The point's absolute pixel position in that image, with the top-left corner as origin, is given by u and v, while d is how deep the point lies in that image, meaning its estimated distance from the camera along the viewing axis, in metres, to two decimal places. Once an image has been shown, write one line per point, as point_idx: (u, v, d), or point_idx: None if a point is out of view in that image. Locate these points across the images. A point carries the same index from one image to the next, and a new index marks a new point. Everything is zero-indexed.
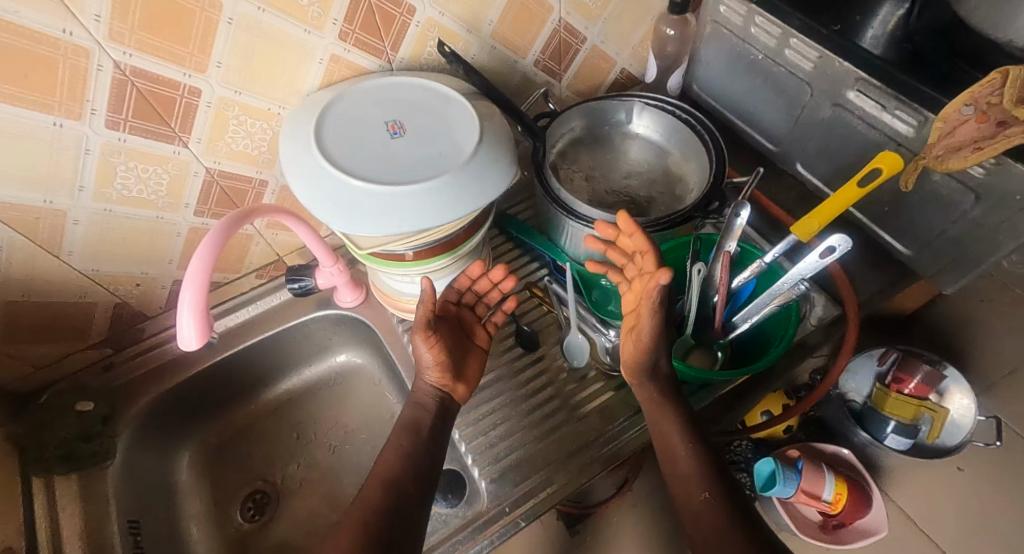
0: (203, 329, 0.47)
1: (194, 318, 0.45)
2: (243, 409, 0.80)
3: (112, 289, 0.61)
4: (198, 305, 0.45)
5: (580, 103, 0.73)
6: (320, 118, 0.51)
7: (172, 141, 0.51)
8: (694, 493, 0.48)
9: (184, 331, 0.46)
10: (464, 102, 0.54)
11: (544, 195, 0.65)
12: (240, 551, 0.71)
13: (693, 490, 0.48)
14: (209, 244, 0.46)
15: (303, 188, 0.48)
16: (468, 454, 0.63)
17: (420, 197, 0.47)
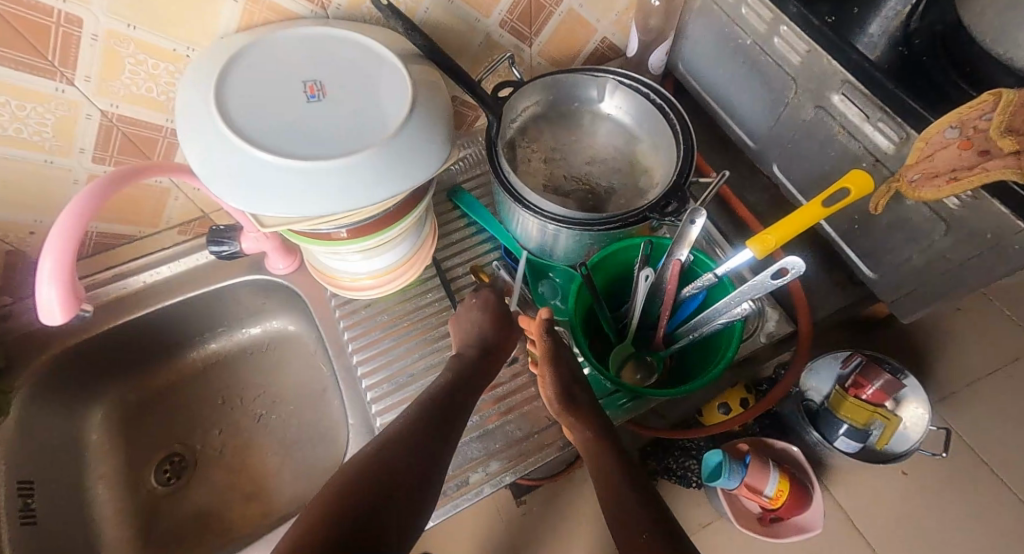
0: (68, 302, 0.41)
1: (53, 289, 0.40)
2: (165, 368, 0.76)
3: (0, 235, 0.55)
4: (60, 273, 0.40)
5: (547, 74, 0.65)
6: (224, 66, 0.43)
7: (52, 76, 0.44)
8: (633, 531, 0.37)
9: (42, 301, 0.41)
10: (398, 64, 0.47)
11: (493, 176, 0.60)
12: (151, 514, 0.69)
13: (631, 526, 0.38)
14: (79, 206, 0.40)
15: (195, 151, 0.41)
16: None
17: (327, 178, 0.41)
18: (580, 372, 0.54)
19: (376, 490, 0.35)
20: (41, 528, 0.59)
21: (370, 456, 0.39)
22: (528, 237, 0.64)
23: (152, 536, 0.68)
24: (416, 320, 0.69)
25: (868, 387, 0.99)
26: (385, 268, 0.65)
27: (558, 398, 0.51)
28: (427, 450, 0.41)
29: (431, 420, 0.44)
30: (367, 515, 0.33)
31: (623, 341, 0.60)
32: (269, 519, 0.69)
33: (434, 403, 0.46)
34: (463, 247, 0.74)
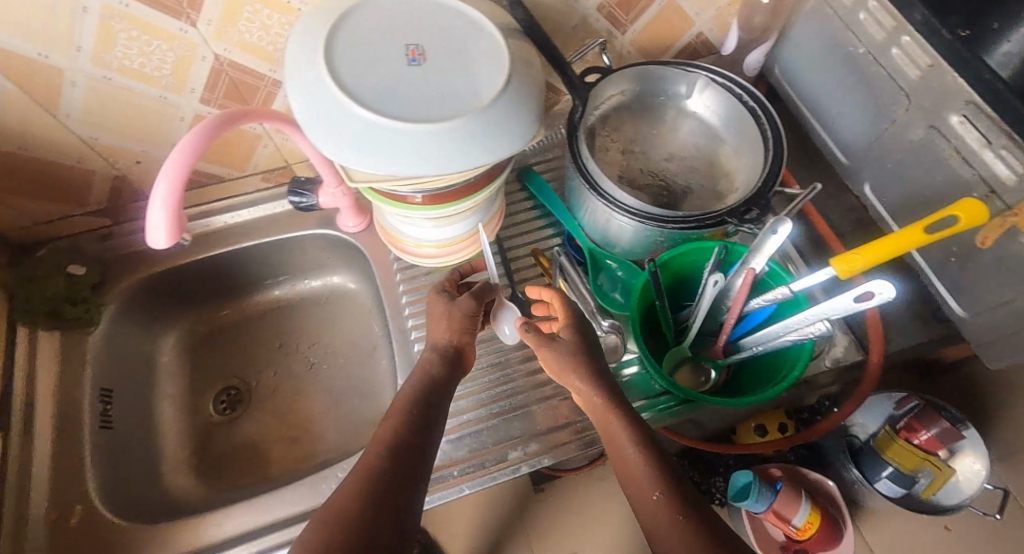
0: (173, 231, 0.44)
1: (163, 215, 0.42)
2: (232, 306, 0.81)
3: (112, 161, 0.60)
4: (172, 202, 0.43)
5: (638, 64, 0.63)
6: (334, 23, 0.45)
7: (179, 17, 0.47)
8: (646, 492, 0.37)
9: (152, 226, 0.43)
10: (497, 36, 0.47)
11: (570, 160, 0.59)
12: (206, 439, 0.74)
13: (642, 490, 0.37)
14: (185, 149, 0.42)
15: (301, 101, 0.44)
16: None
17: (416, 142, 0.42)
18: (592, 341, 0.50)
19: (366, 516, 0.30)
20: (114, 433, 0.64)
21: (358, 474, 0.34)
22: (598, 226, 0.63)
23: (206, 459, 0.72)
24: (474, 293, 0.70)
25: (922, 433, 0.91)
26: (454, 239, 0.66)
27: (564, 363, 0.47)
28: (415, 461, 0.37)
29: (420, 419, 0.41)
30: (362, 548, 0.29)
31: (680, 344, 0.58)
32: (311, 462, 0.73)
33: (414, 395, 0.43)
34: (526, 230, 0.74)
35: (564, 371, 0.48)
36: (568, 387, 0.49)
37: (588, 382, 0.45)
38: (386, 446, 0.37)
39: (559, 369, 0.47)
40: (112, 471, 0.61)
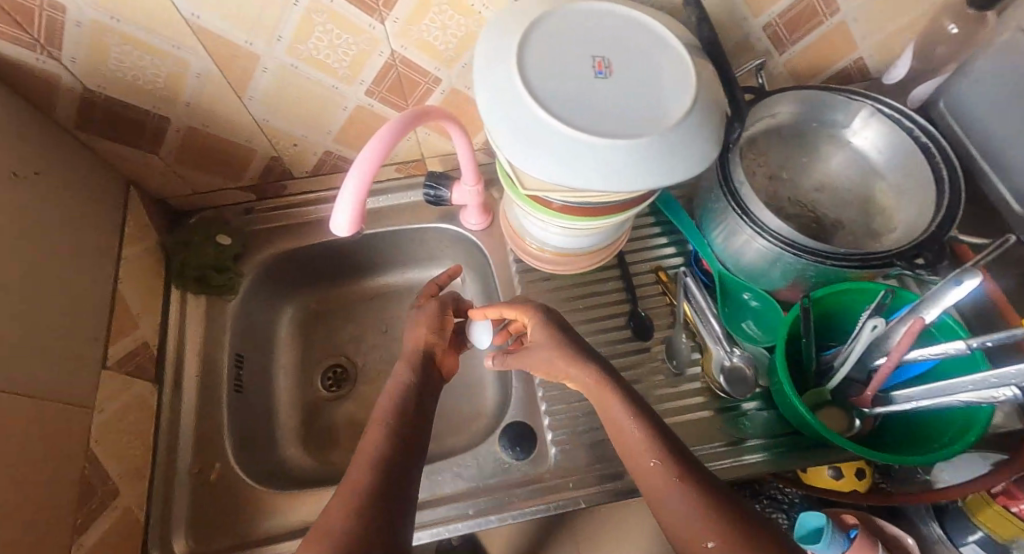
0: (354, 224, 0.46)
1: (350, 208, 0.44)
2: (345, 286, 0.83)
3: (273, 142, 0.63)
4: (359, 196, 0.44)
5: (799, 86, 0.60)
6: (527, 30, 0.45)
7: (371, 14, 0.48)
8: (643, 461, 0.42)
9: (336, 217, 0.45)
10: (685, 53, 0.46)
11: (720, 182, 0.57)
12: (312, 411, 0.76)
13: (641, 459, 0.42)
14: (381, 141, 0.44)
15: (489, 105, 0.44)
16: (547, 417, 0.62)
17: (602, 158, 0.42)
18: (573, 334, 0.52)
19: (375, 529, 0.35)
20: (244, 397, 0.68)
21: (351, 494, 0.38)
22: (738, 254, 0.61)
23: (314, 431, 0.74)
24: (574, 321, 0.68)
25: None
26: (584, 251, 0.66)
27: (547, 360, 0.51)
28: (401, 474, 0.41)
29: (396, 435, 0.45)
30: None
31: (820, 386, 0.55)
32: None
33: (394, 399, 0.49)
34: (646, 245, 0.72)
35: (552, 364, 0.51)
36: (565, 382, 0.51)
37: (578, 370, 0.48)
38: (381, 471, 0.40)
39: (545, 364, 0.51)
40: (243, 432, 0.65)
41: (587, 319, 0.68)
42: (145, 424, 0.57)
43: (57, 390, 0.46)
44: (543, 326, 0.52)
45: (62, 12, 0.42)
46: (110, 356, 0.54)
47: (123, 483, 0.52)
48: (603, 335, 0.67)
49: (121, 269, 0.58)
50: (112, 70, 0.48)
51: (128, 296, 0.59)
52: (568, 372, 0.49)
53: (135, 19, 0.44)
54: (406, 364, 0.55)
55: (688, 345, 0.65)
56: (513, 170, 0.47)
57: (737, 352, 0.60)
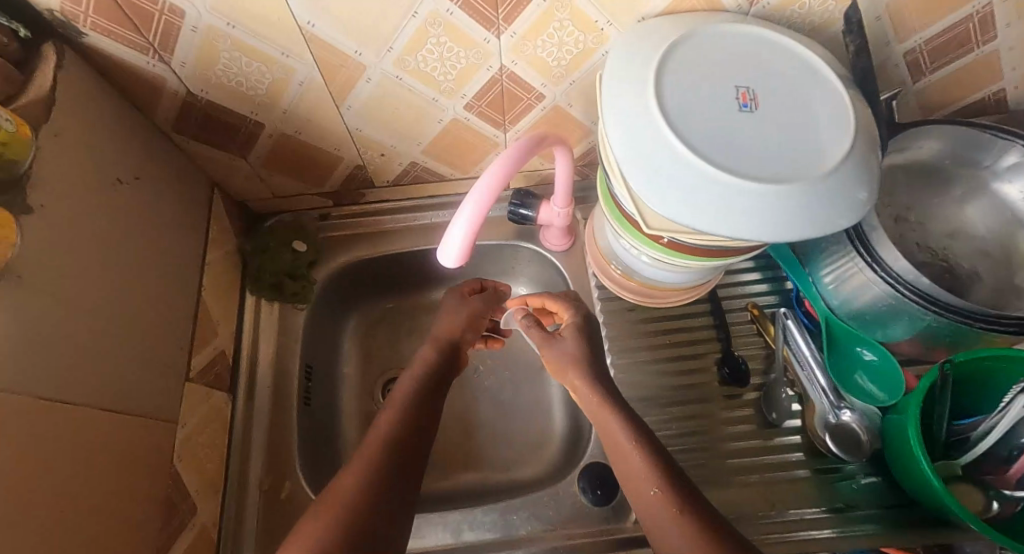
0: (465, 251, 0.44)
1: (464, 232, 0.43)
2: (409, 296, 0.78)
3: (361, 151, 0.61)
4: (475, 221, 0.43)
5: (942, 119, 0.52)
6: (664, 55, 0.41)
7: (488, 28, 0.45)
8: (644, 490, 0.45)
9: (447, 242, 0.44)
10: (841, 90, 0.41)
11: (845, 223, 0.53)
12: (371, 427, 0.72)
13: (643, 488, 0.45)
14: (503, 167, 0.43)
15: (617, 134, 0.40)
16: None
17: (749, 202, 0.37)
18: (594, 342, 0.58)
19: (381, 498, 0.41)
20: (313, 409, 0.66)
21: (362, 469, 0.42)
22: (855, 301, 0.56)
23: None
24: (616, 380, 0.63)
25: None
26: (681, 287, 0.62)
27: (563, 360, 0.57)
28: (418, 452, 0.47)
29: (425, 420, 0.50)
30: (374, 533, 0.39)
31: (950, 458, 0.50)
32: (473, 471, 0.70)
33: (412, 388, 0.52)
34: (739, 281, 0.68)
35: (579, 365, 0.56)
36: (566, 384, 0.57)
37: (587, 381, 0.54)
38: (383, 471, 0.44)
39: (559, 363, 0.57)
40: (312, 447, 0.63)
41: (630, 379, 0.63)
42: (221, 435, 0.56)
43: (148, 404, 0.45)
44: (573, 329, 0.59)
45: (180, 18, 0.40)
46: (194, 367, 0.53)
47: (201, 499, 0.51)
48: (648, 400, 0.62)
49: (205, 274, 0.57)
50: (218, 75, 0.47)
51: (210, 303, 0.58)
52: (578, 382, 0.54)
53: (251, 26, 0.42)
54: (431, 351, 0.58)
55: (786, 396, 0.60)
56: (635, 206, 0.43)
57: (848, 410, 0.56)
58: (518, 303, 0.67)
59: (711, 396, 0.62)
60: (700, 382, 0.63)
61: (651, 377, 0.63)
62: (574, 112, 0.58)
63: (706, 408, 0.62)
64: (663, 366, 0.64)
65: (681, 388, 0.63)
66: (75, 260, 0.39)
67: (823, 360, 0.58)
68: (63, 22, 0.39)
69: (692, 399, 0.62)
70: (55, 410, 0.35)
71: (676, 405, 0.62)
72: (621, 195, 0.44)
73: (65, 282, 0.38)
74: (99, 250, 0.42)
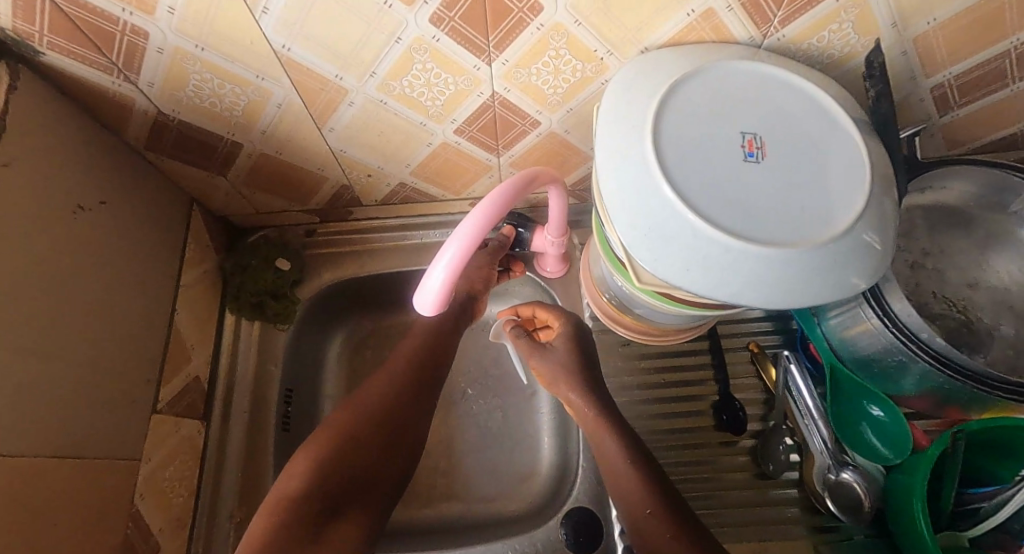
0: (440, 298, 0.45)
1: (439, 281, 0.43)
2: (397, 315, 0.75)
3: (347, 171, 0.58)
4: (452, 270, 0.43)
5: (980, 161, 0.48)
6: (664, 96, 0.37)
7: (479, 54, 0.42)
8: (639, 509, 0.46)
9: (423, 288, 0.44)
10: (857, 138, 0.37)
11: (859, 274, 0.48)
12: None
13: (636, 508, 0.46)
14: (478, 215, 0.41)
15: (608, 182, 0.37)
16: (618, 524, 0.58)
17: (751, 266, 0.33)
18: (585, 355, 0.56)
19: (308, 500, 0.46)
20: (292, 435, 0.64)
21: (302, 475, 0.47)
22: (860, 349, 0.51)
23: None
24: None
25: None
26: (678, 326, 0.59)
27: (552, 373, 0.56)
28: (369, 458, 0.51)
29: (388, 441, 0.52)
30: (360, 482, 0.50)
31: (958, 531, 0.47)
32: (458, 502, 0.67)
33: (381, 405, 0.53)
34: (741, 318, 0.64)
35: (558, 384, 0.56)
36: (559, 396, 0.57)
37: (580, 395, 0.53)
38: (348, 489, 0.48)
39: (551, 378, 0.56)
40: None
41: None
42: (190, 467, 0.54)
43: (105, 445, 0.43)
44: (563, 338, 0.57)
45: (144, 38, 0.38)
46: (162, 399, 0.51)
47: (165, 537, 0.49)
48: None
49: (178, 297, 0.55)
50: (189, 96, 0.44)
51: (185, 327, 0.55)
52: (572, 398, 0.54)
53: (219, 47, 0.39)
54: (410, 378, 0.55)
55: (784, 446, 0.58)
56: (626, 257, 0.39)
57: (848, 467, 0.54)
58: (508, 312, 0.65)
59: (704, 442, 0.60)
60: (691, 428, 0.61)
61: (640, 420, 0.61)
62: (572, 139, 0.54)
63: (697, 454, 0.60)
64: (657, 407, 0.62)
65: (672, 433, 0.61)
66: (23, 301, 0.37)
67: (826, 410, 0.56)
68: (17, 41, 0.37)
69: (683, 445, 0.60)
70: None
71: (666, 452, 0.60)
72: (613, 242, 0.41)
73: (11, 324, 0.35)
74: (51, 285, 0.39)
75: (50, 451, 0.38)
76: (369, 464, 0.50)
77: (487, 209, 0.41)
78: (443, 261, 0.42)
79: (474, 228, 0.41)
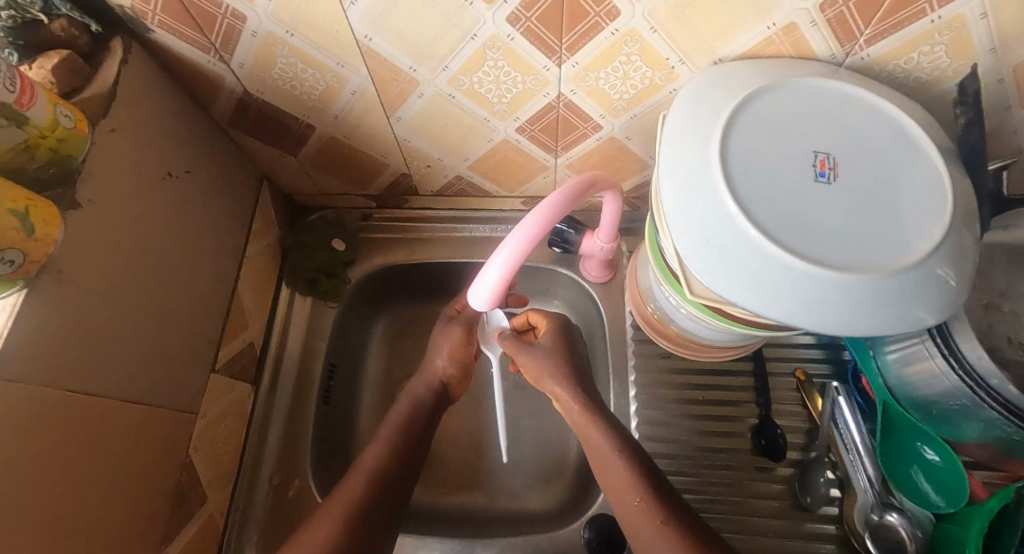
0: (495, 295, 0.45)
1: (495, 281, 0.44)
2: (439, 304, 0.76)
3: (407, 160, 0.59)
4: (507, 270, 0.43)
5: None
6: (735, 109, 0.36)
7: (550, 56, 0.42)
8: (628, 498, 0.46)
9: (477, 285, 0.45)
10: (940, 166, 0.36)
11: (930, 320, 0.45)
12: None
13: (626, 497, 0.46)
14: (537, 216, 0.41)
15: (669, 191, 0.37)
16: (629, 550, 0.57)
17: (815, 289, 0.32)
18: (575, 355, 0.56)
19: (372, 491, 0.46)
20: (332, 409, 0.66)
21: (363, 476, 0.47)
22: (919, 391, 0.49)
23: None
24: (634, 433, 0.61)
25: None
26: (722, 344, 0.57)
27: (541, 367, 0.54)
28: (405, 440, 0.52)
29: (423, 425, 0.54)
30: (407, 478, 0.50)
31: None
32: (481, 495, 0.68)
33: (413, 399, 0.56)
34: (788, 343, 0.62)
35: (543, 377, 0.54)
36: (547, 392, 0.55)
37: (570, 389, 0.52)
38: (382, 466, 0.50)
39: (538, 372, 0.55)
40: (325, 448, 0.64)
41: (650, 434, 0.60)
42: (238, 427, 0.57)
43: (171, 396, 0.46)
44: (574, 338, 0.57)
45: (242, 22, 0.40)
46: (221, 359, 0.54)
47: (212, 489, 0.53)
48: (667, 458, 0.59)
49: (243, 266, 0.58)
50: (274, 78, 0.47)
51: (245, 295, 0.59)
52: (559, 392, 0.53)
53: (307, 33, 0.41)
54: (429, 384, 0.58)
55: (824, 480, 0.56)
56: (679, 267, 0.39)
57: (894, 509, 0.51)
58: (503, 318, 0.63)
59: (738, 465, 0.59)
60: (724, 449, 0.59)
61: (672, 435, 0.60)
62: (632, 145, 0.54)
63: (729, 476, 0.58)
64: (693, 424, 0.60)
65: (704, 452, 0.59)
66: (119, 254, 0.40)
67: (874, 447, 0.53)
68: (134, 19, 0.40)
69: (715, 465, 0.59)
70: (78, 406, 0.36)
71: (695, 469, 0.59)
72: (667, 252, 0.40)
73: (107, 273, 0.39)
74: (142, 243, 0.42)
75: (126, 396, 0.41)
76: (415, 463, 0.51)
77: (547, 210, 0.41)
78: (499, 262, 0.42)
79: (531, 232, 0.41)
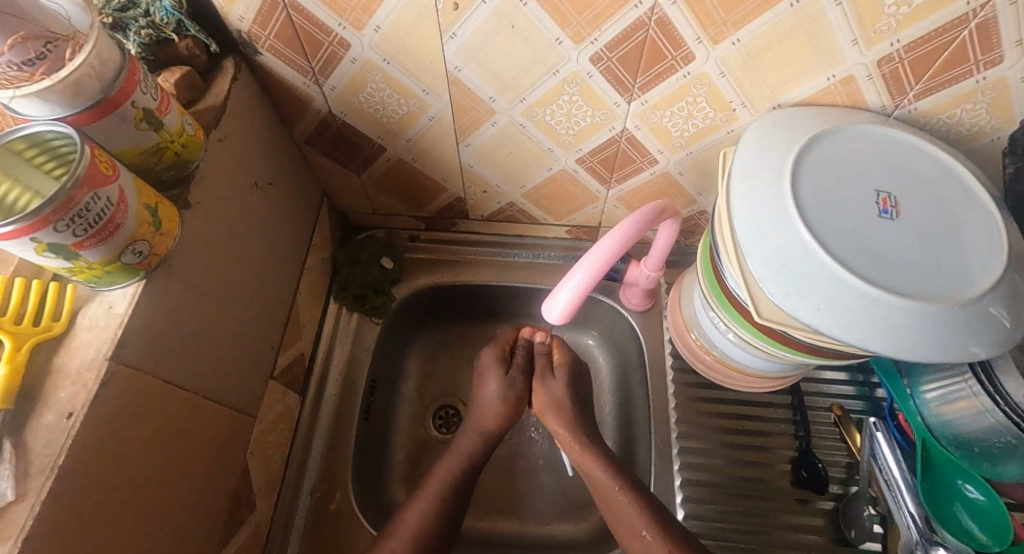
0: (568, 310, 0.51)
1: (569, 298, 0.50)
2: (478, 327, 0.77)
3: (466, 185, 0.63)
4: (580, 289, 0.50)
5: None
6: (804, 146, 0.40)
7: (623, 94, 0.46)
8: (635, 527, 0.48)
9: (552, 302, 0.51)
10: (991, 209, 0.39)
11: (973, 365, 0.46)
12: (417, 453, 0.69)
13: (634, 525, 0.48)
14: (614, 239, 0.48)
15: (743, 219, 0.39)
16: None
17: (885, 314, 0.35)
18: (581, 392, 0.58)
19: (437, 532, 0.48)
20: (371, 425, 0.66)
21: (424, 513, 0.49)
22: (963, 428, 0.50)
23: (419, 469, 0.68)
24: (674, 461, 0.61)
25: None
26: (763, 374, 0.59)
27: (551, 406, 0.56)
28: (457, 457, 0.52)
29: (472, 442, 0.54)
30: (462, 498, 0.52)
31: None
32: (513, 521, 0.67)
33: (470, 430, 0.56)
34: (822, 378, 0.64)
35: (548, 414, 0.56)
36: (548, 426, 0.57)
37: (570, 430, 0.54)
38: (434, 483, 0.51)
39: (542, 410, 0.56)
40: (363, 464, 0.63)
41: (689, 463, 0.60)
42: (284, 436, 0.57)
43: (238, 398, 0.47)
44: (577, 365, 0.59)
45: (345, 49, 0.44)
46: (279, 366, 0.55)
47: (260, 497, 0.53)
48: (707, 488, 0.59)
49: (301, 279, 0.60)
50: (360, 101, 0.50)
51: (301, 306, 0.60)
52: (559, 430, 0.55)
53: (403, 62, 0.45)
54: (490, 431, 0.56)
55: (868, 514, 0.55)
56: (748, 292, 0.40)
57: (940, 545, 0.47)
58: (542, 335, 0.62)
59: (776, 496, 0.59)
60: (762, 479, 0.60)
61: (711, 464, 0.60)
62: (683, 181, 0.57)
63: (767, 507, 0.59)
64: (732, 453, 0.61)
65: (743, 481, 0.60)
66: (213, 254, 0.42)
67: (915, 484, 0.51)
68: (246, 41, 0.44)
69: (754, 495, 0.59)
70: (167, 398, 0.37)
71: (732, 498, 0.59)
72: (735, 279, 0.42)
73: (202, 270, 0.40)
74: (228, 246, 0.44)
75: (206, 393, 0.42)
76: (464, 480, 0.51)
77: (624, 233, 0.48)
78: (573, 282, 0.49)
79: (614, 244, 0.48)
